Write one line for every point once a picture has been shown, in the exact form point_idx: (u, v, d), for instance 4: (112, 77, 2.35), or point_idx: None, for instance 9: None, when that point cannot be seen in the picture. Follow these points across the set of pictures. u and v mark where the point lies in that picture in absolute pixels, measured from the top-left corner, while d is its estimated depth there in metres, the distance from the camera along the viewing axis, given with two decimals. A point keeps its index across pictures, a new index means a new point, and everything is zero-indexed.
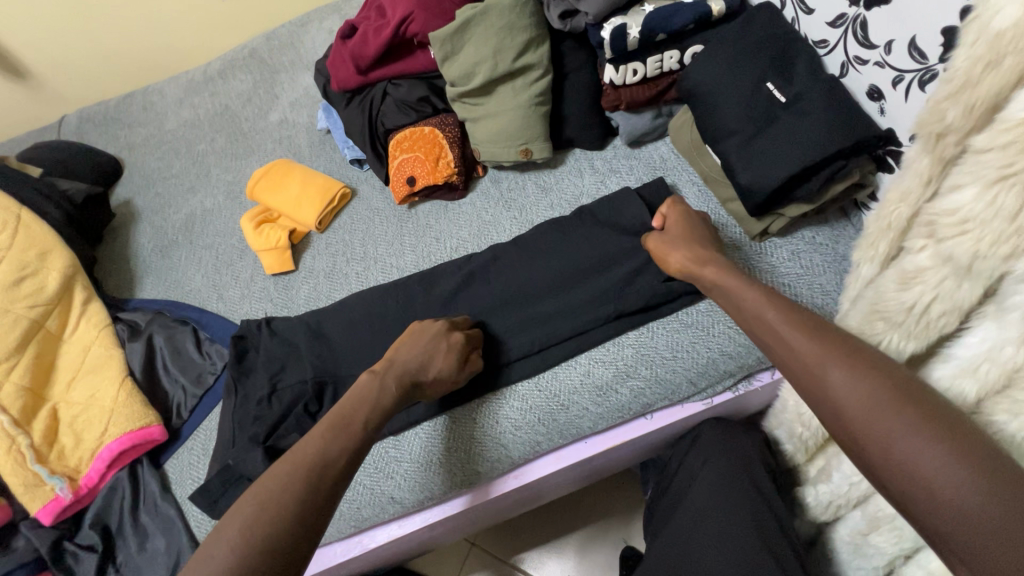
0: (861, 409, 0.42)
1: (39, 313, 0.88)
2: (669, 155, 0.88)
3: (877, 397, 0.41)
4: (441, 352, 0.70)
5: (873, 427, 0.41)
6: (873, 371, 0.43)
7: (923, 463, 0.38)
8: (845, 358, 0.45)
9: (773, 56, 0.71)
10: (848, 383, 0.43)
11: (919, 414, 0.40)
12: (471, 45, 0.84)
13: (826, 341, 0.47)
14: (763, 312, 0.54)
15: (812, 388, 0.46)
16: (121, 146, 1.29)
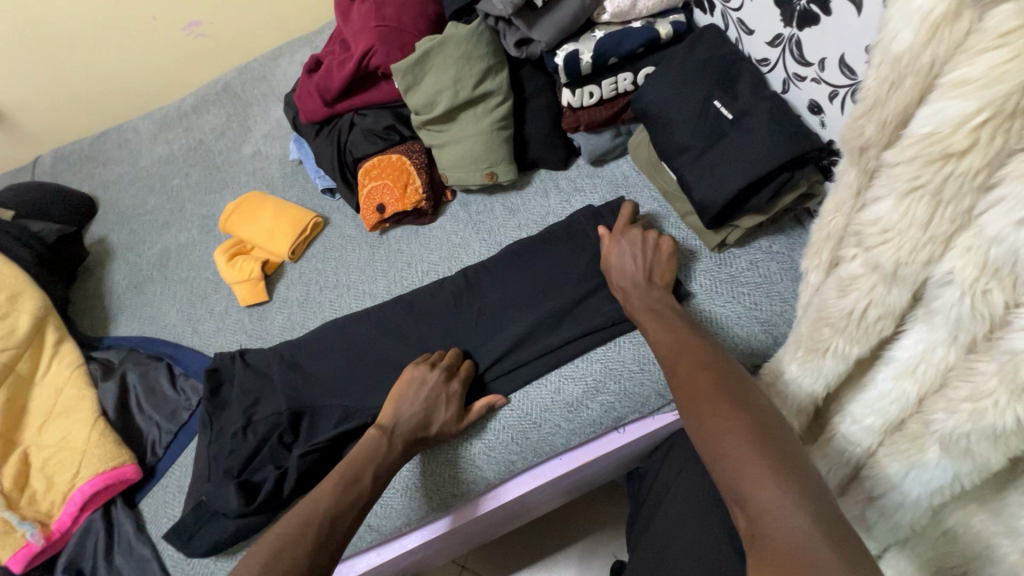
0: (694, 389, 0.55)
1: (10, 356, 0.87)
2: (630, 172, 0.90)
3: (708, 384, 0.54)
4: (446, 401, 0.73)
5: (697, 403, 0.53)
6: (712, 370, 0.57)
7: (724, 428, 0.49)
8: (696, 358, 0.59)
9: (719, 75, 0.73)
10: (690, 373, 0.57)
11: (732, 397, 0.52)
12: (431, 75, 0.87)
13: (689, 345, 0.62)
14: (650, 320, 0.68)
15: (671, 379, 0.59)
16: (96, 184, 1.29)
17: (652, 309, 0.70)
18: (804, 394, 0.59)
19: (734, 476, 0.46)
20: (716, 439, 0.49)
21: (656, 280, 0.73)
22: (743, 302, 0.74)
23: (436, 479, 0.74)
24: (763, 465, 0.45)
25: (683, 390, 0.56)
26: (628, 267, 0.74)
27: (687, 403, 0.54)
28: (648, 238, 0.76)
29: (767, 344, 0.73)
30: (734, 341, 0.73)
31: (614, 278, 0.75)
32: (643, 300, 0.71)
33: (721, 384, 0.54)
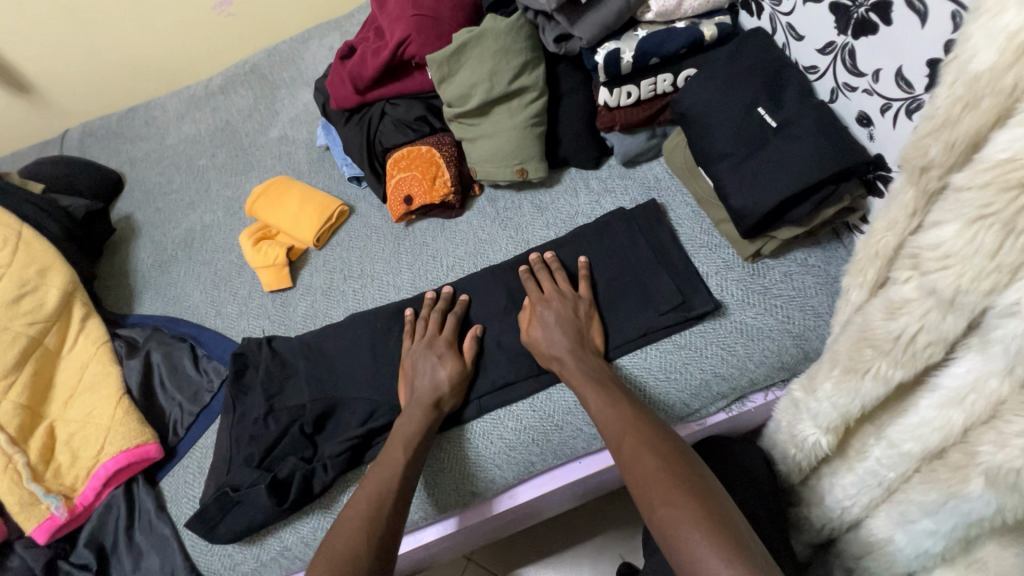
0: (643, 477, 0.57)
1: (38, 330, 0.88)
2: (663, 175, 0.89)
3: (658, 471, 0.56)
4: (446, 353, 0.77)
5: (646, 493, 0.55)
6: (649, 445, 0.59)
7: (676, 520, 0.51)
8: (641, 438, 0.61)
9: (765, 81, 0.71)
10: (637, 457, 0.59)
11: (681, 482, 0.54)
12: (467, 67, 0.85)
13: (632, 421, 0.63)
14: (591, 393, 0.68)
15: (620, 462, 0.61)
16: (123, 161, 1.30)
17: (590, 377, 0.70)
18: (837, 413, 0.58)
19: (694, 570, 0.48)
20: (666, 524, 0.52)
21: (586, 346, 0.74)
22: (775, 315, 0.73)
23: (449, 480, 0.74)
24: (717, 556, 0.47)
25: (635, 478, 0.58)
26: (554, 338, 0.74)
27: (638, 492, 0.56)
28: (565, 303, 0.76)
29: (797, 359, 0.72)
30: (764, 354, 0.72)
31: (542, 351, 0.74)
32: (579, 368, 0.71)
33: (666, 468, 0.56)
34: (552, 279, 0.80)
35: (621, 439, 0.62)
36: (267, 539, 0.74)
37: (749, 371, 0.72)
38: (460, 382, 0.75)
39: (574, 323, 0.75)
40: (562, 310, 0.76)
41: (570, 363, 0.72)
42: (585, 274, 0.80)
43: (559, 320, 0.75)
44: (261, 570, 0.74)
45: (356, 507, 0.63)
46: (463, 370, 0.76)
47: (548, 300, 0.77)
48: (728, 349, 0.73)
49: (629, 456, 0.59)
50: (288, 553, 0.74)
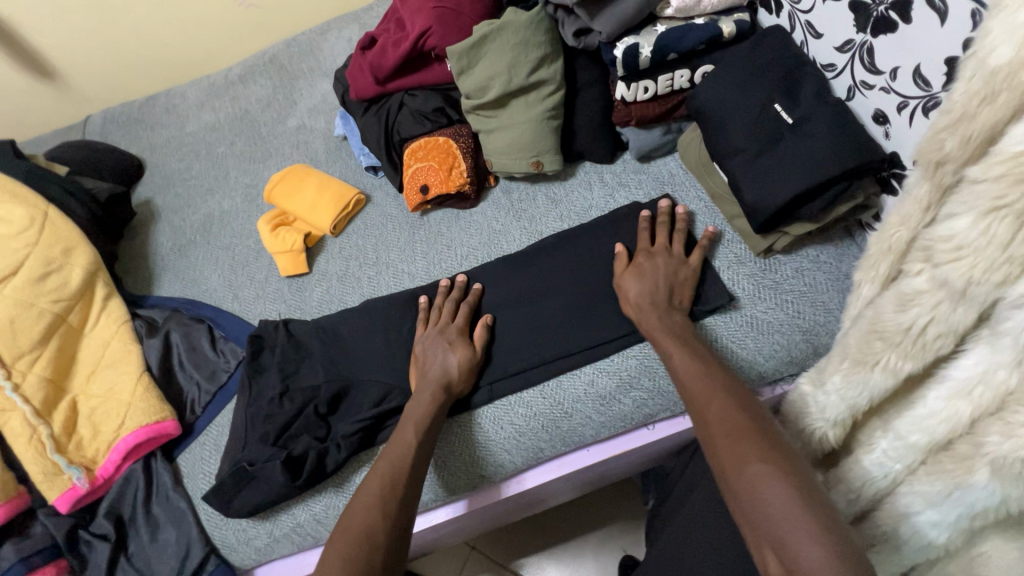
0: (732, 434, 0.54)
1: (62, 307, 0.90)
2: (677, 170, 0.89)
3: (749, 432, 0.53)
4: (457, 340, 0.79)
5: (735, 449, 0.52)
6: (741, 408, 0.57)
7: (768, 479, 0.48)
8: (731, 399, 0.58)
9: (782, 78, 0.72)
10: (726, 415, 0.56)
11: (773, 446, 0.52)
12: (487, 59, 0.87)
13: (717, 382, 0.61)
14: (686, 353, 0.67)
15: (700, 417, 0.59)
16: (143, 147, 1.32)
17: (675, 331, 0.70)
18: (845, 405, 0.59)
19: (778, 530, 0.45)
20: (751, 482, 0.49)
21: (673, 303, 0.74)
22: (786, 310, 0.74)
23: (456, 466, 0.75)
24: (810, 522, 0.44)
25: (721, 436, 0.55)
26: (647, 288, 0.74)
27: (725, 445, 0.53)
28: (669, 262, 0.76)
29: (806, 353, 0.73)
30: (773, 348, 0.73)
31: (635, 300, 0.75)
32: (664, 324, 0.71)
33: (759, 430, 0.54)
34: (624, 240, 0.81)
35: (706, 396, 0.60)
36: (281, 515, 0.76)
37: (759, 364, 0.73)
38: (471, 369, 0.76)
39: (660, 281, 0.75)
40: (660, 266, 0.76)
41: (655, 317, 0.72)
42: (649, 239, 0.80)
43: (664, 273, 0.75)
44: (273, 545, 0.77)
45: (367, 488, 0.63)
46: (473, 356, 0.77)
47: (653, 255, 0.77)
48: (738, 342, 0.74)
49: (715, 412, 0.57)
50: (301, 529, 0.76)
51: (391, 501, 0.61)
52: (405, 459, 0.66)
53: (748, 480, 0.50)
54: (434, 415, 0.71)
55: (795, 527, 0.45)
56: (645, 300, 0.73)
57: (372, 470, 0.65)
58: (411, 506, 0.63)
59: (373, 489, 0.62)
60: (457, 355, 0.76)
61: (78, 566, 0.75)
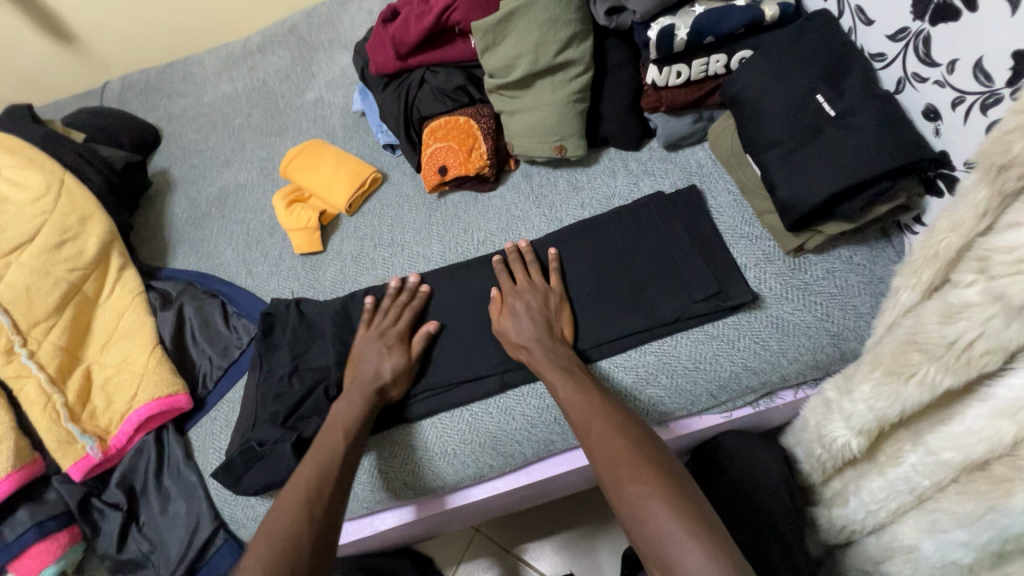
0: (611, 457, 0.58)
1: (78, 276, 0.90)
2: (706, 161, 0.86)
3: (625, 450, 0.58)
4: (395, 344, 0.77)
5: (615, 472, 0.57)
6: (619, 429, 0.60)
7: (645, 497, 0.53)
8: (609, 420, 0.62)
9: (827, 67, 0.68)
10: (606, 439, 0.60)
11: (649, 461, 0.56)
12: (512, 37, 0.83)
13: (597, 402, 0.64)
14: (556, 375, 0.69)
15: (585, 441, 0.62)
16: (161, 116, 1.31)
17: (558, 364, 0.70)
18: (873, 416, 0.57)
19: (660, 546, 0.50)
20: (635, 505, 0.53)
21: (556, 335, 0.74)
22: (813, 312, 0.71)
23: (404, 468, 0.75)
24: (685, 532, 0.49)
25: (603, 458, 0.59)
26: (524, 328, 0.74)
27: (607, 471, 0.57)
28: (537, 296, 0.76)
29: (832, 358, 0.70)
30: (798, 351, 0.70)
31: (512, 338, 0.74)
32: (547, 356, 0.71)
33: (634, 448, 0.58)
34: (525, 270, 0.80)
35: (590, 420, 0.63)
36: None
37: (782, 367, 0.71)
38: (406, 374, 0.76)
39: (546, 314, 0.75)
40: (532, 302, 0.76)
41: (536, 350, 0.72)
42: (556, 266, 0.80)
43: (528, 309, 0.75)
44: None
45: (293, 490, 0.62)
46: (409, 362, 0.76)
47: (519, 292, 0.77)
48: (762, 343, 0.71)
49: (597, 435, 0.61)
50: None
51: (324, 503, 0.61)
52: (334, 458, 0.66)
53: (632, 504, 0.53)
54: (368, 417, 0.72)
55: (678, 545, 0.49)
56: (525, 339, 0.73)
57: (297, 473, 0.65)
58: (336, 508, 0.62)
59: (303, 489, 0.62)
60: (389, 360, 0.75)
61: (90, 532, 0.77)
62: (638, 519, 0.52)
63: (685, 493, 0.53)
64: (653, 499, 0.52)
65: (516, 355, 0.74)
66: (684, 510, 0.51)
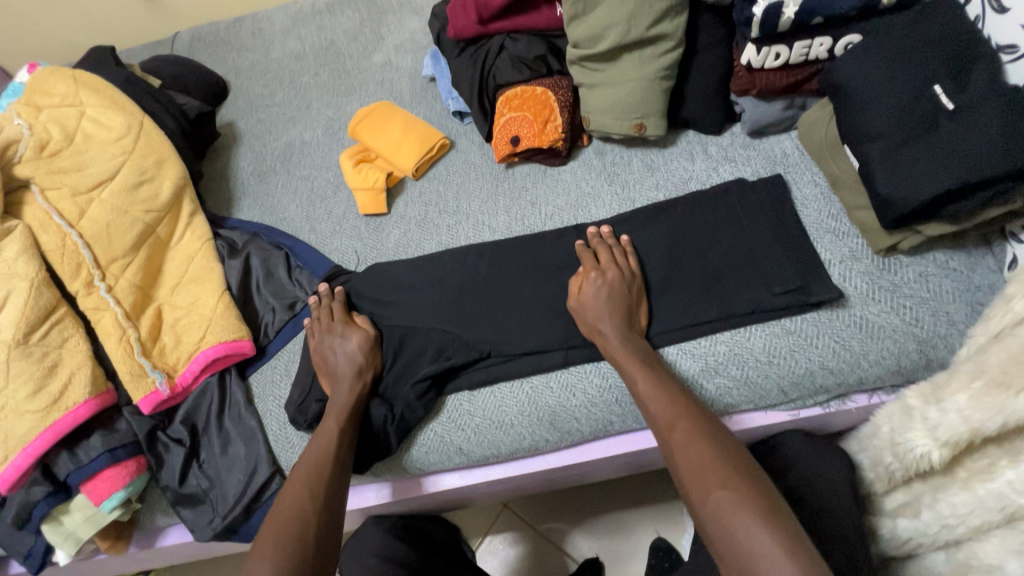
0: (695, 461, 0.57)
1: (153, 218, 0.92)
2: (793, 150, 0.82)
3: (711, 456, 0.57)
4: (350, 330, 0.80)
5: (700, 477, 0.56)
6: (704, 435, 0.59)
7: (734, 508, 0.52)
8: (695, 423, 0.60)
9: (948, 57, 0.64)
10: (691, 442, 0.58)
11: (739, 472, 0.55)
12: (604, 7, 0.81)
13: (680, 404, 0.63)
14: (636, 368, 0.67)
15: (666, 443, 0.61)
16: (228, 69, 1.32)
17: (638, 356, 0.68)
18: (966, 428, 0.55)
19: (748, 558, 0.49)
20: (721, 513, 0.52)
21: (632, 323, 0.72)
22: (902, 315, 0.68)
23: (432, 441, 0.76)
24: (778, 547, 0.49)
25: (687, 461, 0.58)
26: (603, 310, 0.72)
27: (690, 475, 0.56)
28: (620, 279, 0.74)
29: (917, 365, 0.67)
30: (881, 354, 0.68)
31: (590, 318, 0.73)
32: (623, 346, 0.69)
33: (721, 456, 0.57)
34: (610, 254, 0.77)
35: (673, 422, 0.61)
36: None
37: (861, 369, 0.68)
38: (374, 348, 0.79)
39: (625, 299, 0.73)
40: (614, 283, 0.73)
41: (612, 337, 0.70)
42: (632, 251, 0.78)
43: (605, 290, 0.73)
44: None
45: (297, 476, 0.68)
46: (371, 335, 0.79)
47: (603, 269, 0.75)
48: (843, 343, 0.68)
49: (680, 438, 0.59)
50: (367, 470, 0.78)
51: (319, 494, 0.66)
52: (328, 446, 0.69)
53: (717, 512, 0.53)
54: (352, 407, 0.73)
55: (767, 561, 0.48)
56: (601, 318, 0.71)
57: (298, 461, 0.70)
58: (340, 487, 0.68)
59: (302, 480, 0.67)
60: (355, 338, 0.78)
61: (155, 464, 0.80)
62: (724, 528, 0.52)
63: (777, 509, 0.52)
64: (742, 511, 0.52)
65: (595, 340, 0.72)
66: (776, 525, 0.50)
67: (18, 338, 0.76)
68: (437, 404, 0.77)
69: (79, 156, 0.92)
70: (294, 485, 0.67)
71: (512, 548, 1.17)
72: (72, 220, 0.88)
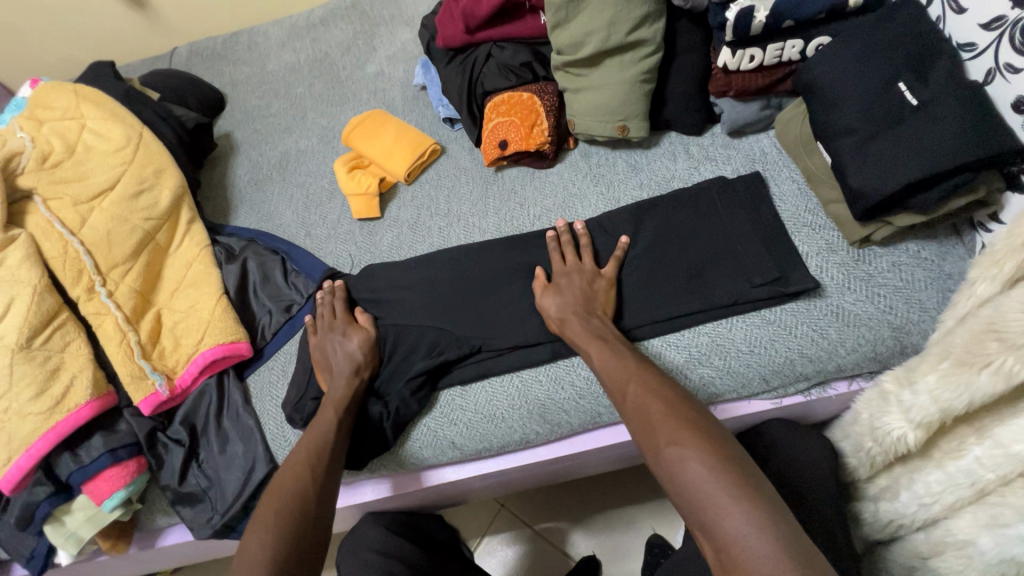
0: (646, 416, 0.60)
1: (152, 225, 0.95)
2: (771, 149, 0.85)
3: (661, 408, 0.59)
4: (352, 329, 0.82)
5: (650, 431, 0.58)
6: (653, 391, 0.62)
7: (679, 453, 0.54)
8: (645, 383, 0.63)
9: (910, 56, 0.67)
10: (642, 401, 0.61)
11: (685, 419, 0.58)
12: (585, 14, 0.84)
13: (634, 368, 0.66)
14: (595, 349, 0.70)
15: (622, 405, 0.64)
16: (225, 82, 1.35)
17: (595, 336, 0.71)
18: (936, 408, 0.57)
19: (693, 496, 0.52)
20: (667, 459, 0.55)
21: (597, 311, 0.75)
22: (877, 304, 0.70)
23: (425, 436, 0.78)
24: (717, 483, 0.51)
25: (639, 421, 0.60)
26: (565, 300, 0.75)
27: (642, 430, 0.59)
28: (578, 274, 0.78)
29: (893, 351, 0.70)
30: (858, 341, 0.70)
31: (552, 314, 0.76)
32: (584, 328, 0.72)
33: (669, 407, 0.59)
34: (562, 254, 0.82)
35: (627, 386, 0.64)
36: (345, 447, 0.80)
37: (839, 357, 0.70)
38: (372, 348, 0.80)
39: (585, 289, 0.76)
40: (574, 278, 0.77)
41: (574, 325, 0.73)
42: (586, 247, 0.82)
43: (564, 291, 0.76)
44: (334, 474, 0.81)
45: (292, 466, 0.70)
46: (371, 336, 0.81)
47: (561, 272, 0.79)
48: (820, 331, 0.71)
49: (633, 398, 0.62)
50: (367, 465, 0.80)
51: (317, 478, 0.68)
52: (325, 434, 0.72)
53: (664, 459, 0.55)
54: (348, 399, 0.75)
55: (709, 497, 0.50)
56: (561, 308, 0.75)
57: (293, 452, 0.71)
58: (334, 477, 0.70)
59: (296, 471, 0.69)
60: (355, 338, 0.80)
61: (155, 464, 0.82)
62: (671, 472, 0.54)
63: (721, 449, 0.54)
64: (687, 454, 0.54)
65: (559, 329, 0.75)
66: (717, 463, 0.52)
67: (21, 343, 0.78)
68: (431, 401, 0.79)
69: (80, 167, 0.95)
70: (288, 477, 0.68)
71: (510, 548, 1.18)
72: (73, 228, 0.90)
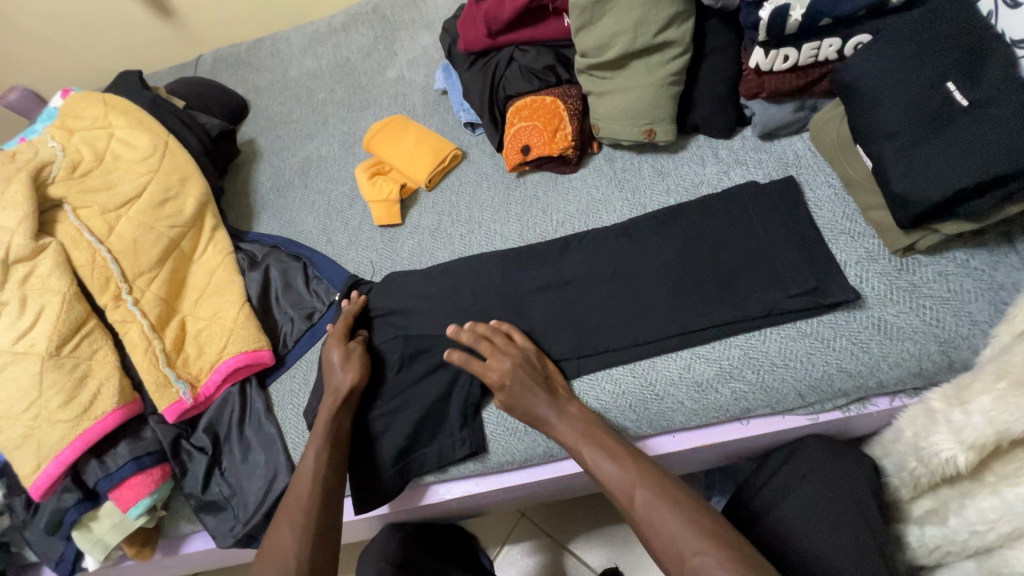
0: (663, 531, 0.57)
1: (177, 233, 0.95)
2: (805, 152, 0.82)
3: (678, 518, 0.57)
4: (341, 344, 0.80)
5: (675, 548, 0.55)
6: (664, 497, 0.59)
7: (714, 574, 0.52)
8: (652, 488, 0.60)
9: (959, 54, 0.63)
10: (653, 510, 0.58)
11: (704, 528, 0.56)
12: (611, 15, 0.82)
13: (633, 470, 0.62)
14: (583, 443, 0.66)
15: (629, 514, 0.60)
16: (248, 89, 1.36)
17: (576, 432, 0.67)
18: (991, 430, 0.53)
19: None
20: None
21: (557, 395, 0.71)
22: (922, 316, 0.67)
23: (446, 448, 0.77)
24: None
25: (655, 537, 0.57)
26: (525, 397, 0.70)
27: (663, 547, 0.56)
28: (520, 357, 0.73)
29: (939, 367, 0.66)
30: (901, 356, 0.66)
31: (518, 407, 0.71)
32: (563, 424, 0.68)
33: (684, 516, 0.57)
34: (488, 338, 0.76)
35: (631, 490, 0.61)
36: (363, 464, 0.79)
37: (881, 372, 0.67)
38: (358, 359, 0.78)
39: (535, 372, 0.72)
40: (519, 361, 0.72)
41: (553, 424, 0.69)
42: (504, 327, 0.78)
43: (515, 378, 0.71)
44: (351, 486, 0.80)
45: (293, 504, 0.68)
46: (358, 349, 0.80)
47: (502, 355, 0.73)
48: (861, 345, 0.67)
49: (643, 504, 0.59)
50: None
51: (297, 524, 0.65)
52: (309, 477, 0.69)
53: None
54: (331, 428, 0.73)
55: None
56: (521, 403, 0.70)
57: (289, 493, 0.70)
58: (331, 512, 0.68)
59: (288, 512, 0.67)
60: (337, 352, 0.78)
61: (179, 472, 0.82)
62: None
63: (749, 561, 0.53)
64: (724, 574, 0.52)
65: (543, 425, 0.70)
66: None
67: (51, 350, 0.80)
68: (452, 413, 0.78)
69: (108, 175, 0.96)
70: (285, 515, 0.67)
71: (530, 558, 1.16)
72: (101, 236, 0.91)
